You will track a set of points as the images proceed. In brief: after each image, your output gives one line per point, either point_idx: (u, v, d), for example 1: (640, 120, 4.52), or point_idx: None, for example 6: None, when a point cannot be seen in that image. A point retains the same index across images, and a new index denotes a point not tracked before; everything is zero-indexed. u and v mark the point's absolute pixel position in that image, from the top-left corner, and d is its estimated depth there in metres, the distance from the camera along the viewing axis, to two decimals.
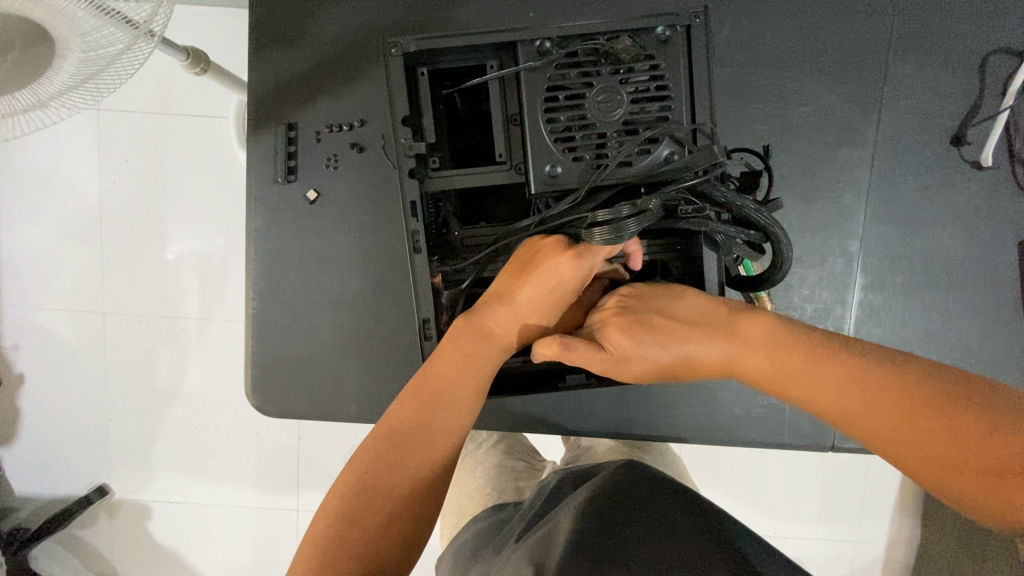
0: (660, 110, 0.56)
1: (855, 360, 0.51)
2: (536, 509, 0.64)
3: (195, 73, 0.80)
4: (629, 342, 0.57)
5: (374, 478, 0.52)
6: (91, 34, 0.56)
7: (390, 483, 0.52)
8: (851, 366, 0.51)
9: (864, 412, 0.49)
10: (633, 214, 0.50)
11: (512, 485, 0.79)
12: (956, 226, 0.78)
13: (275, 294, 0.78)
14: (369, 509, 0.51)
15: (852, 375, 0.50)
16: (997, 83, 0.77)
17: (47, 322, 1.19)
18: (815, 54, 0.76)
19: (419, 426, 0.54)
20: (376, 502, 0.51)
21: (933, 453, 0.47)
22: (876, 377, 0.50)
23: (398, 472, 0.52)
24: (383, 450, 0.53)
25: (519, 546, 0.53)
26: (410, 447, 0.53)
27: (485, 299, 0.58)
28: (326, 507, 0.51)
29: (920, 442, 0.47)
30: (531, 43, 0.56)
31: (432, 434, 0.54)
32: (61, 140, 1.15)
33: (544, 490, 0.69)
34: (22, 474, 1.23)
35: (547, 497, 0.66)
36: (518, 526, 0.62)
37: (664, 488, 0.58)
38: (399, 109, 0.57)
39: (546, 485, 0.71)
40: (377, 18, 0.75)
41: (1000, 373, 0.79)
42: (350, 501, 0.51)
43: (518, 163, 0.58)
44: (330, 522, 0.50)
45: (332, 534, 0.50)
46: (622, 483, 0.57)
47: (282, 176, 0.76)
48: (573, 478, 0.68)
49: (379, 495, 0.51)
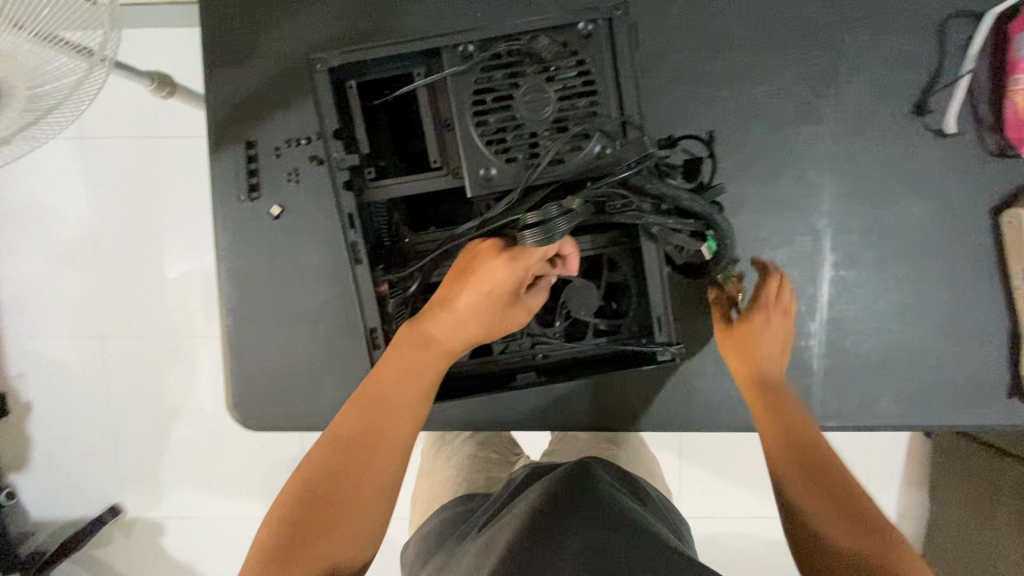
0: (588, 105, 0.56)
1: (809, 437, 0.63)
2: (500, 502, 0.67)
3: (162, 96, 0.85)
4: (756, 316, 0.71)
5: (318, 484, 0.52)
6: (41, 65, 0.57)
7: (332, 489, 0.52)
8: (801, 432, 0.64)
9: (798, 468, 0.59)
10: (562, 214, 0.50)
11: (483, 476, 0.81)
12: (925, 197, 0.78)
13: (247, 309, 0.79)
14: (312, 515, 0.51)
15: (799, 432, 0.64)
16: (955, 48, 0.76)
17: (48, 349, 1.21)
18: (769, 34, 0.76)
19: (364, 431, 0.54)
20: (318, 508, 0.51)
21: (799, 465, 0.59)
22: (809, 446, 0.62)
23: (340, 479, 0.52)
24: (327, 456, 0.53)
25: (477, 541, 0.59)
26: (355, 454, 0.53)
27: (428, 306, 0.58)
28: (272, 512, 0.51)
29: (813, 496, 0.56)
30: (455, 48, 0.56)
31: (376, 441, 0.54)
32: (46, 171, 1.17)
33: (512, 484, 0.71)
34: (37, 498, 1.26)
35: (503, 498, 0.68)
36: (484, 516, 0.66)
37: (604, 495, 0.61)
38: (328, 125, 0.58)
39: (516, 477, 0.73)
40: (326, 30, 0.75)
41: (981, 341, 0.78)
42: (293, 507, 0.51)
43: (454, 167, 0.58)
44: (274, 529, 0.50)
45: (275, 540, 0.50)
46: (564, 490, 0.61)
47: (246, 195, 0.77)
48: (538, 474, 0.71)
49: (323, 500, 0.51)
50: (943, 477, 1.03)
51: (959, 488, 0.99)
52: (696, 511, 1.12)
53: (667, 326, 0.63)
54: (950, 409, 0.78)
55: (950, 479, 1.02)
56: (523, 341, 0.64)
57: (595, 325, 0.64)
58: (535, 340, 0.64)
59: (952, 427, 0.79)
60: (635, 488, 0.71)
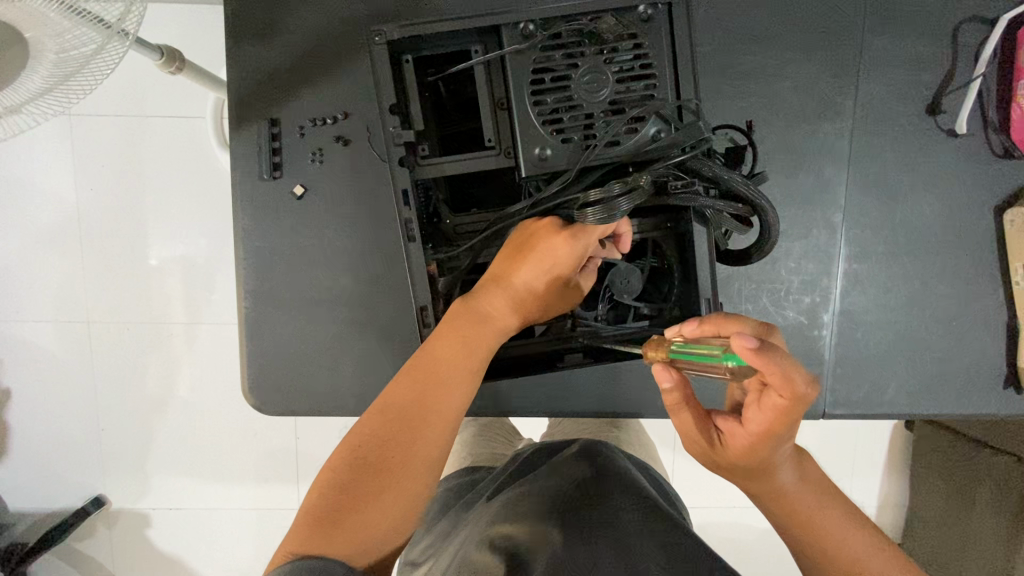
0: (645, 88, 0.57)
1: (807, 483, 0.53)
2: (508, 473, 0.69)
3: (170, 72, 0.76)
4: (763, 421, 0.47)
5: (369, 451, 0.51)
6: (63, 34, 0.54)
7: (382, 457, 0.51)
8: (813, 491, 0.53)
9: (799, 496, 0.52)
10: (625, 192, 0.52)
11: (488, 451, 0.85)
12: (934, 193, 0.80)
13: (268, 292, 0.78)
14: (360, 482, 0.50)
15: (818, 492, 0.53)
16: (969, 50, 0.78)
17: (31, 334, 1.17)
18: (793, 30, 0.77)
19: (416, 402, 0.53)
20: (368, 475, 0.50)
21: (800, 526, 0.52)
22: (816, 505, 0.52)
23: (390, 448, 0.51)
24: (378, 425, 0.52)
25: (490, 505, 0.60)
26: (404, 424, 0.52)
27: (482, 283, 0.59)
28: (321, 476, 0.51)
29: (810, 528, 0.51)
30: (516, 26, 0.57)
31: (427, 413, 0.53)
32: (33, 148, 1.12)
33: (519, 457, 0.73)
34: (15, 490, 1.22)
35: (516, 467, 0.69)
36: (489, 486, 0.68)
37: (620, 476, 0.62)
38: (386, 98, 0.58)
39: (523, 452, 0.75)
40: (356, 8, 0.74)
41: (982, 334, 0.81)
42: (342, 472, 0.51)
43: (507, 147, 0.59)
44: (325, 492, 0.50)
45: (324, 503, 0.50)
46: (585, 473, 0.62)
47: (268, 172, 0.75)
48: (548, 449, 0.72)
49: (372, 467, 0.51)
50: (918, 464, 1.08)
51: (942, 479, 1.03)
52: (690, 500, 1.14)
53: (711, 309, 0.63)
54: (949, 399, 0.81)
55: (929, 471, 1.06)
56: (566, 323, 0.66)
57: (636, 308, 0.67)
58: (578, 322, 0.66)
59: (950, 417, 0.82)
60: (647, 474, 0.73)
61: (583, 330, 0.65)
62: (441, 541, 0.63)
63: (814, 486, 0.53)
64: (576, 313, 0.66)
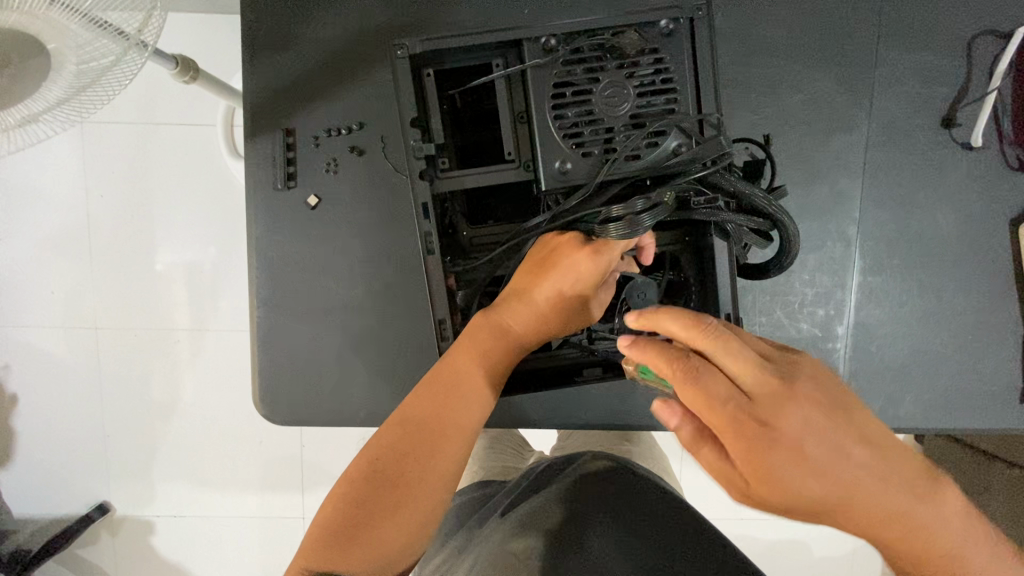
0: (666, 102, 0.57)
1: (863, 459, 0.41)
2: (522, 485, 0.69)
3: (184, 82, 0.76)
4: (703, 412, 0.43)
5: (387, 464, 0.51)
6: (83, 46, 0.55)
7: (400, 471, 0.51)
8: (873, 465, 0.42)
9: (856, 482, 0.41)
10: (648, 208, 0.51)
11: (500, 464, 0.84)
12: (949, 207, 0.80)
13: (281, 302, 0.77)
14: (378, 496, 0.50)
15: (877, 467, 0.42)
16: (984, 64, 0.78)
17: (39, 340, 1.17)
18: (807, 43, 0.77)
19: (436, 416, 0.53)
20: (386, 489, 0.50)
21: (870, 519, 0.42)
22: (879, 484, 0.41)
23: (408, 462, 0.51)
24: (397, 438, 0.52)
25: (501, 524, 0.59)
26: (423, 437, 0.52)
27: (503, 297, 0.58)
28: (339, 488, 0.51)
29: (885, 520, 0.42)
30: (536, 41, 0.57)
31: (446, 427, 0.53)
32: (46, 155, 1.13)
33: (532, 469, 0.73)
34: (20, 496, 1.21)
35: (531, 479, 0.69)
36: (503, 501, 0.67)
37: (639, 485, 0.62)
38: (406, 112, 0.58)
39: (535, 466, 0.74)
40: (372, 19, 0.74)
41: (998, 349, 0.80)
42: (361, 486, 0.50)
43: (526, 160, 0.59)
44: (342, 504, 0.50)
45: (342, 517, 0.49)
46: (603, 483, 0.61)
47: (282, 183, 0.76)
48: (562, 459, 0.72)
49: (390, 482, 0.50)
50: None
51: None
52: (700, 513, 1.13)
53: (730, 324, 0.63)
54: (965, 414, 0.80)
55: None
56: (583, 337, 0.65)
57: None
58: (595, 336, 0.65)
59: (967, 433, 0.81)
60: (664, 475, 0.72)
61: (602, 344, 0.65)
62: (455, 557, 0.62)
63: (877, 472, 0.42)
64: (593, 327, 0.65)
